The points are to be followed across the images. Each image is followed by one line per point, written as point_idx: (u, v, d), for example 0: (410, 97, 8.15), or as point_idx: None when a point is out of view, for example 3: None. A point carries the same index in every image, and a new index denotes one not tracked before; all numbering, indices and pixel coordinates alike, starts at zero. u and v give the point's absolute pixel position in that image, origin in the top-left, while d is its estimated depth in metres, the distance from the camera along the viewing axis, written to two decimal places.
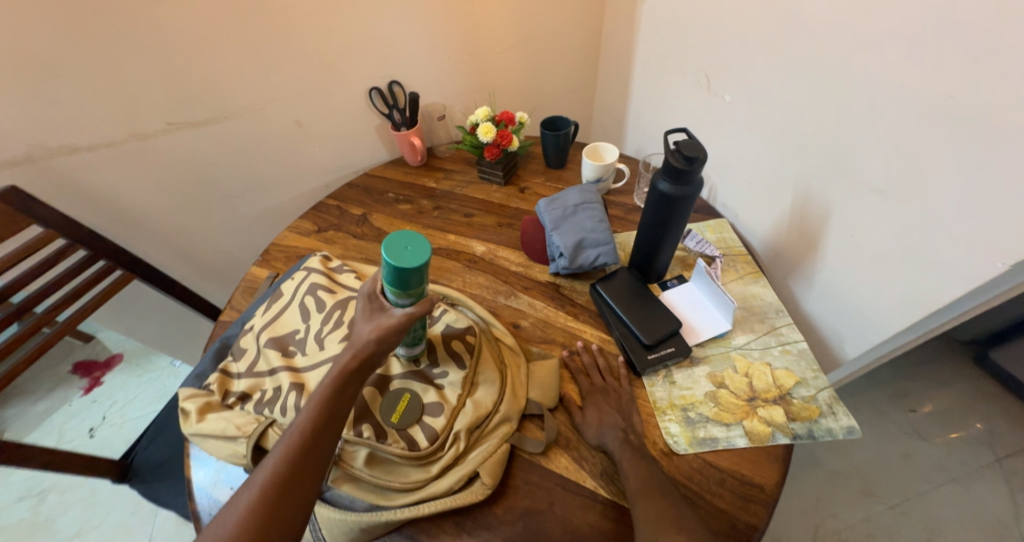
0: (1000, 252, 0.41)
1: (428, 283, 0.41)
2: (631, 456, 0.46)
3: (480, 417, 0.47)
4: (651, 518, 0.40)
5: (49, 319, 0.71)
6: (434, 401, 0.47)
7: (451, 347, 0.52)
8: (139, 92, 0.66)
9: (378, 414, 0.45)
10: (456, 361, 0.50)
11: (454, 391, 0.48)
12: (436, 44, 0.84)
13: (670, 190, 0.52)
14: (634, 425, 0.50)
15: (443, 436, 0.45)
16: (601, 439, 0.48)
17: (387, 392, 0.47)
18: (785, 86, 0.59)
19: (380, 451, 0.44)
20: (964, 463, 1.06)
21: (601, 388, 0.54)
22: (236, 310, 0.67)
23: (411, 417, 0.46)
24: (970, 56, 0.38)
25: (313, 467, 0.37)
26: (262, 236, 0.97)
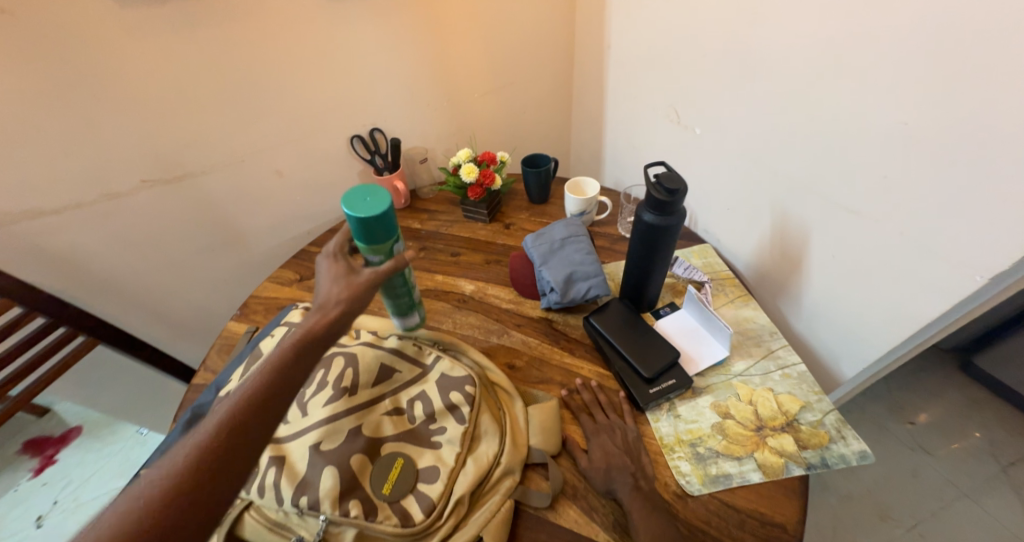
0: (976, 267, 0.43)
1: (392, 235, 0.49)
2: (643, 508, 0.43)
3: (480, 477, 0.45)
4: None
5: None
6: (430, 464, 0.45)
7: (448, 399, 0.49)
8: (113, 151, 0.65)
9: (369, 485, 0.42)
10: (454, 415, 0.48)
11: (453, 450, 0.46)
12: (416, 92, 0.87)
13: (656, 222, 0.52)
14: (644, 468, 0.48)
15: (441, 505, 0.42)
16: (609, 486, 0.46)
17: (378, 458, 0.44)
18: (752, 118, 0.62)
19: (369, 530, 0.40)
20: (970, 475, 1.05)
21: (606, 427, 0.52)
22: (212, 371, 0.62)
23: (403, 488, 0.43)
24: (926, 84, 0.42)
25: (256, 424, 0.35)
26: (241, 288, 0.93)
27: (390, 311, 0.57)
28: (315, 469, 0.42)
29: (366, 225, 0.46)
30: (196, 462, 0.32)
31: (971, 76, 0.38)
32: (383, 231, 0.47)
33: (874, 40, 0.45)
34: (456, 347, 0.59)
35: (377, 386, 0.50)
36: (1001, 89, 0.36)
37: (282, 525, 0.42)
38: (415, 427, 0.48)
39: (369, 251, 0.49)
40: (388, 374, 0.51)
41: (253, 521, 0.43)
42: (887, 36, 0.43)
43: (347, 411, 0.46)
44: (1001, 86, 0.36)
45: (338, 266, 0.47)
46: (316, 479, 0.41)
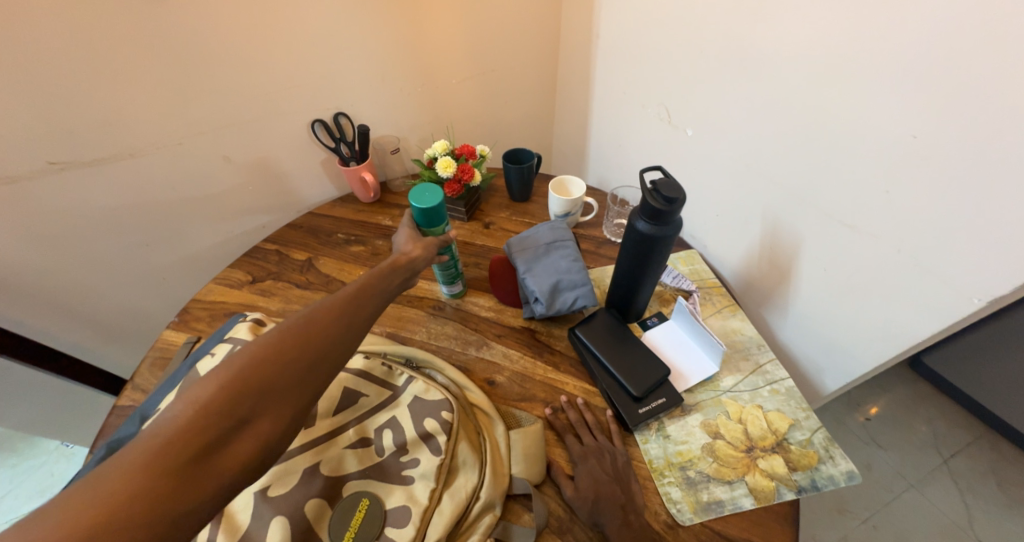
0: (973, 289, 0.41)
1: (446, 221, 0.55)
2: None
3: (459, 515, 0.41)
4: None
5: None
6: (400, 504, 0.40)
7: (423, 426, 0.44)
8: (10, 126, 0.54)
9: (327, 534, 0.37)
10: (429, 445, 0.43)
11: (426, 486, 0.41)
12: (385, 73, 0.79)
13: (649, 231, 0.49)
14: (634, 498, 0.44)
15: None
16: (595, 519, 0.42)
17: (339, 501, 0.39)
18: (746, 122, 0.59)
19: None
20: (916, 467, 1.11)
21: (594, 450, 0.48)
22: (141, 389, 0.54)
23: (369, 534, 0.38)
24: (942, 98, 0.39)
25: (336, 340, 0.35)
26: (183, 287, 0.83)
27: (440, 284, 0.63)
28: (260, 520, 0.36)
29: (427, 215, 0.52)
30: (285, 355, 0.32)
31: (987, 91, 0.36)
32: (442, 218, 0.53)
33: (881, 47, 0.42)
34: (433, 364, 0.54)
35: (338, 415, 0.44)
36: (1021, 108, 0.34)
37: None
38: (384, 459, 0.43)
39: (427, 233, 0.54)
40: (353, 399, 0.46)
41: None
42: (894, 44, 0.41)
43: (302, 447, 0.41)
44: (1016, 104, 0.34)
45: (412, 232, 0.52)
46: (262, 533, 0.36)
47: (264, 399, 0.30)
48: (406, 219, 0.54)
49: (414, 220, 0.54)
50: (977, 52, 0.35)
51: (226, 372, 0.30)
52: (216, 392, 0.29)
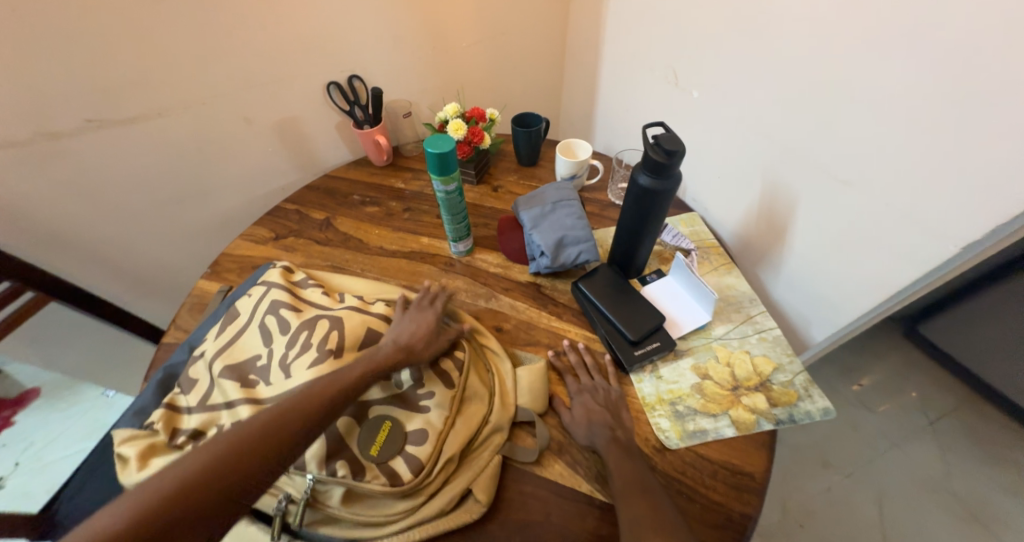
0: (952, 236, 0.44)
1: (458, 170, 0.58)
2: (620, 456, 0.45)
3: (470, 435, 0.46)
4: (639, 520, 0.39)
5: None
6: (419, 427, 0.45)
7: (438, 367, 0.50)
8: (51, 85, 0.58)
9: (356, 446, 0.43)
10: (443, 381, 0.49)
11: (440, 414, 0.46)
12: (397, 37, 0.80)
13: (650, 184, 0.52)
14: (623, 422, 0.50)
15: (429, 465, 0.43)
16: (591, 440, 0.48)
17: (364, 421, 0.45)
18: (748, 83, 0.61)
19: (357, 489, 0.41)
20: (901, 427, 1.17)
21: (589, 388, 0.53)
22: (183, 330, 0.60)
23: (391, 450, 0.44)
24: (938, 51, 0.40)
25: (266, 460, 0.36)
26: (209, 245, 0.89)
27: (450, 239, 0.67)
28: None
29: (439, 164, 0.54)
30: (209, 479, 0.34)
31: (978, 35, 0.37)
32: (454, 165, 0.56)
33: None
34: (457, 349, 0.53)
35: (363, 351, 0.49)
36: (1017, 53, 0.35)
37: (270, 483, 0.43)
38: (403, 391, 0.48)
39: (438, 182, 0.57)
40: (374, 340, 0.50)
41: None
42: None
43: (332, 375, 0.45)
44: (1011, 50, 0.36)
45: (420, 327, 0.52)
46: None
47: (176, 525, 0.32)
48: (433, 310, 0.55)
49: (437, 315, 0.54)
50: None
51: (147, 496, 0.32)
52: (126, 523, 0.31)
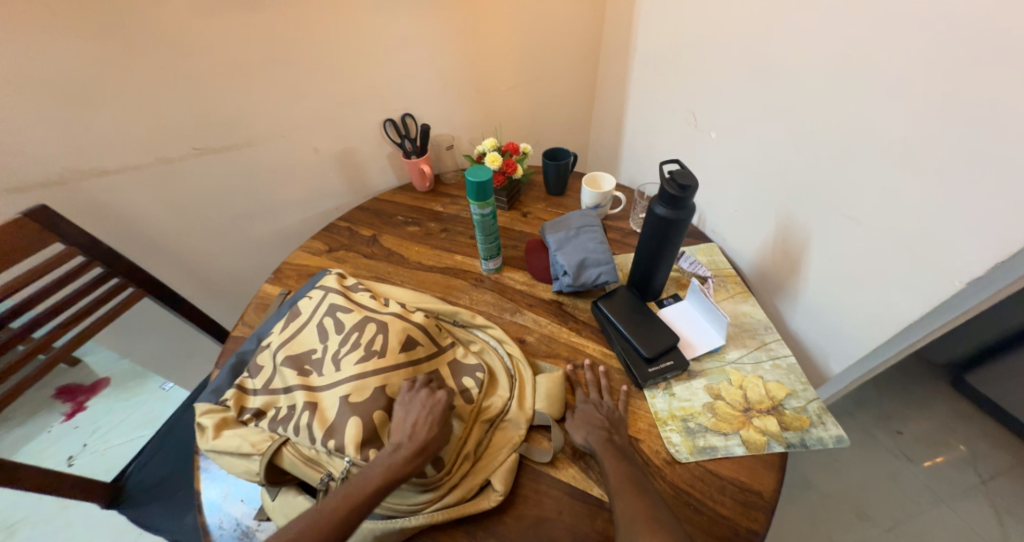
0: (958, 273, 0.47)
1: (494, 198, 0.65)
2: (615, 461, 0.48)
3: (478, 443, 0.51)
4: (630, 519, 0.43)
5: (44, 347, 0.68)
6: None
7: (462, 382, 0.55)
8: (170, 120, 0.72)
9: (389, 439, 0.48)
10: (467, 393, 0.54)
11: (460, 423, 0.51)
12: (446, 81, 0.91)
13: (667, 215, 0.57)
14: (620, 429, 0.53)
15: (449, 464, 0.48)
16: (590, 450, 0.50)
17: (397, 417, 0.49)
18: (760, 128, 0.67)
19: None
20: (952, 484, 1.06)
21: (595, 403, 0.56)
22: (249, 326, 0.68)
23: None
24: (930, 105, 0.45)
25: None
26: (270, 256, 1.01)
27: (482, 259, 0.74)
28: (343, 416, 0.48)
29: (478, 190, 0.62)
30: None
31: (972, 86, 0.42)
32: (491, 192, 0.63)
33: (884, 55, 0.48)
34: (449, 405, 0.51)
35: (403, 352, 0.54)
36: (1011, 101, 0.39)
37: (315, 460, 0.47)
38: None
39: (476, 206, 0.65)
40: (412, 344, 0.55)
41: (289, 455, 0.47)
42: (892, 54, 0.47)
43: (373, 373, 0.51)
44: (1002, 100, 0.40)
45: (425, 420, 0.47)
46: (342, 426, 0.47)
47: None
48: (441, 395, 0.50)
49: (444, 401, 0.49)
50: (968, 57, 0.41)
51: None
52: None
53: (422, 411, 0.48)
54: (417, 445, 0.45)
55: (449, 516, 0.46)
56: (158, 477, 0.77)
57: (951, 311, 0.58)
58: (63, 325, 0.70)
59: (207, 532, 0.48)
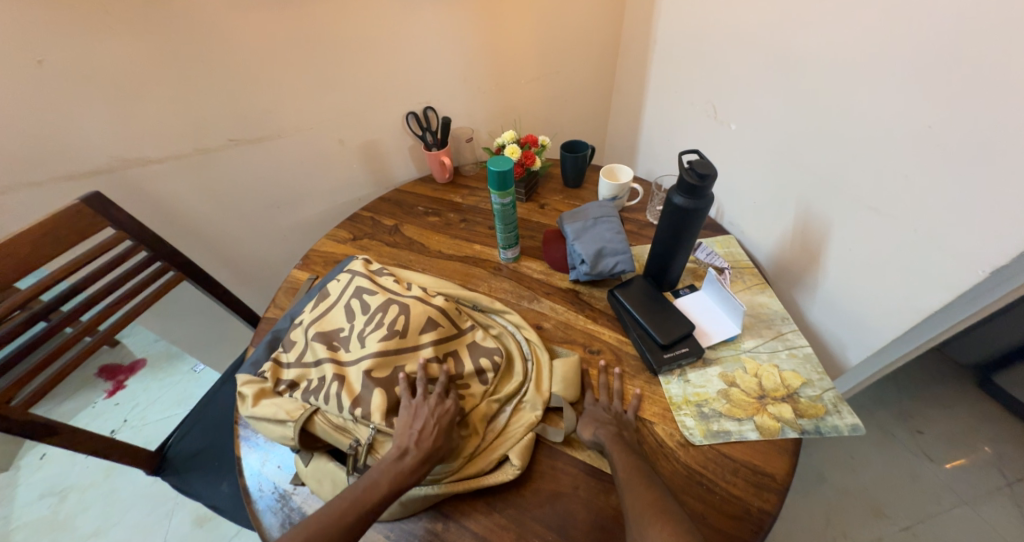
0: (978, 261, 0.47)
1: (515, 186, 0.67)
2: (621, 451, 0.49)
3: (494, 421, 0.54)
4: (643, 502, 0.44)
5: (91, 329, 0.72)
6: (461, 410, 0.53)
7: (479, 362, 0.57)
8: (209, 113, 0.77)
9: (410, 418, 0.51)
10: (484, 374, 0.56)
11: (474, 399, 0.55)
12: (466, 75, 0.93)
13: (684, 204, 0.58)
14: (627, 423, 0.54)
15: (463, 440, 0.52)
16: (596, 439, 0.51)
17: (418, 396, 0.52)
18: (778, 120, 0.67)
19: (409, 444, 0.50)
20: (974, 485, 1.03)
21: (602, 406, 0.56)
22: (280, 308, 0.72)
23: None
24: (949, 93, 0.45)
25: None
26: (297, 246, 1.06)
27: (501, 247, 0.76)
28: (367, 389, 0.51)
29: (499, 179, 0.64)
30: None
31: (994, 72, 0.41)
32: (511, 181, 0.65)
33: (910, 41, 0.48)
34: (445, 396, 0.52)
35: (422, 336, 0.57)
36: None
37: (343, 428, 0.50)
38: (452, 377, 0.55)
39: (496, 195, 0.67)
40: (432, 327, 0.58)
41: (321, 422, 0.50)
42: (917, 42, 0.47)
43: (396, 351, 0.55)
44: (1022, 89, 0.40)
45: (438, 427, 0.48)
46: (367, 398, 0.51)
47: None
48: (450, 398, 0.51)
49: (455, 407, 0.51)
50: (991, 44, 0.41)
51: None
52: None
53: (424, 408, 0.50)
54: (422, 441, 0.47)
55: (468, 487, 0.49)
56: (195, 448, 0.81)
57: (973, 303, 0.57)
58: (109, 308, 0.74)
59: (247, 493, 0.51)
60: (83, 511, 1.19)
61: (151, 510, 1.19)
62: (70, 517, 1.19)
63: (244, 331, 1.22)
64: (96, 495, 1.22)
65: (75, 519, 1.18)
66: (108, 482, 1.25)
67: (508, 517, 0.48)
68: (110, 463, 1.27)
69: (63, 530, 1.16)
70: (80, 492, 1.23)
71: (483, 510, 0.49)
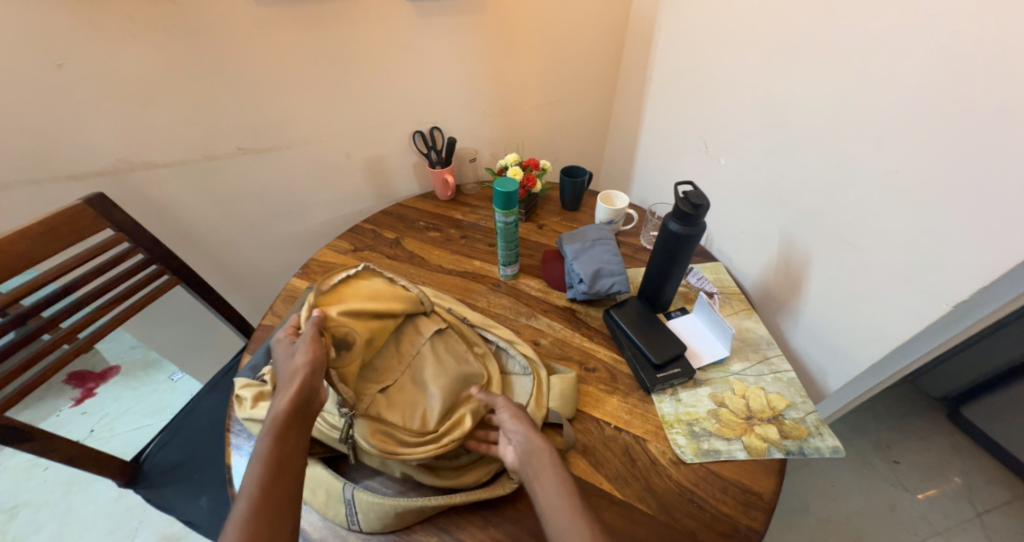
0: (944, 295, 0.51)
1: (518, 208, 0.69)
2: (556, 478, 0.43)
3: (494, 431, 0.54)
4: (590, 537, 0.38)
5: (72, 336, 0.69)
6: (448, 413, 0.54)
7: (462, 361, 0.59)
8: (221, 122, 0.78)
9: (383, 408, 0.53)
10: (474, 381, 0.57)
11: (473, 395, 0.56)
12: (473, 99, 0.98)
13: (679, 230, 0.61)
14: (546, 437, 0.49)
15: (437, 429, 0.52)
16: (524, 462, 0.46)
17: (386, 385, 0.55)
18: (764, 158, 0.72)
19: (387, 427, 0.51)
20: (947, 517, 1.05)
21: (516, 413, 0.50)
22: (277, 315, 0.72)
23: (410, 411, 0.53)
24: (917, 144, 0.51)
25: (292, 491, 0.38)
26: (294, 255, 1.06)
27: (501, 264, 0.78)
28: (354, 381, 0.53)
29: (504, 200, 0.67)
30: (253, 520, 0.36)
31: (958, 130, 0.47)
32: (516, 202, 0.68)
33: (884, 94, 0.53)
34: (342, 345, 0.53)
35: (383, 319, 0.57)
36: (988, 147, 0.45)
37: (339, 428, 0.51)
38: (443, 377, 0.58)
39: (500, 214, 0.69)
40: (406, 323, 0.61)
41: (317, 423, 0.52)
42: (892, 97, 0.52)
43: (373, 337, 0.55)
44: (980, 147, 0.45)
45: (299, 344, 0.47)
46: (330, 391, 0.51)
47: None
48: (309, 325, 0.50)
49: (313, 327, 0.49)
50: (953, 103, 0.47)
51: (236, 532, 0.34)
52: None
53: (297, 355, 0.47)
54: (300, 385, 0.44)
55: (471, 499, 0.49)
56: (175, 459, 0.79)
57: (940, 336, 0.62)
58: (97, 312, 0.72)
59: None
60: (37, 529, 1.12)
61: (114, 527, 1.13)
62: (21, 536, 1.11)
63: (230, 340, 1.20)
64: (54, 512, 1.15)
65: (27, 538, 1.11)
66: (69, 498, 1.18)
67: (503, 531, 0.48)
68: (73, 476, 1.21)
69: None
70: (36, 508, 1.16)
71: (479, 524, 0.49)
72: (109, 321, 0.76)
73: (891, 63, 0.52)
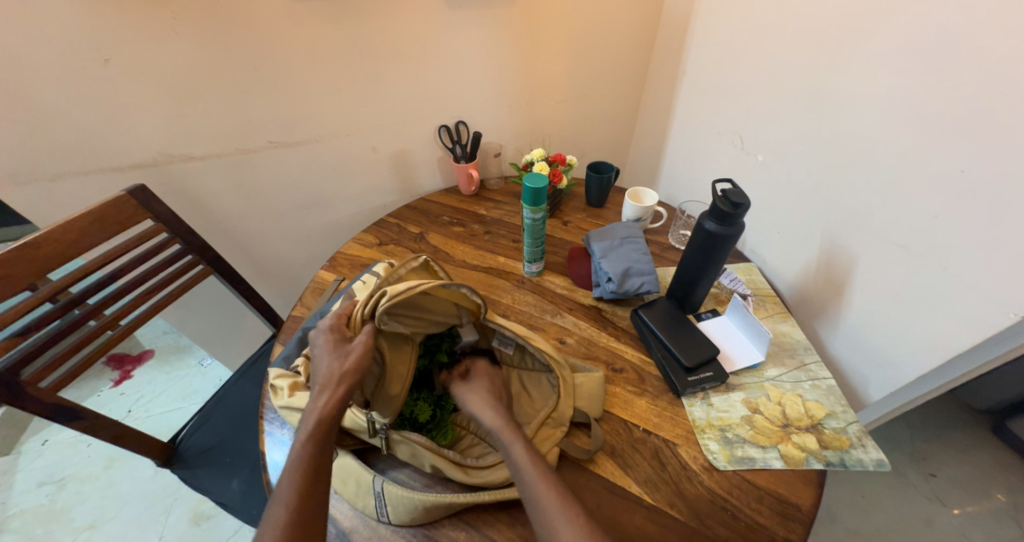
0: (1008, 304, 0.48)
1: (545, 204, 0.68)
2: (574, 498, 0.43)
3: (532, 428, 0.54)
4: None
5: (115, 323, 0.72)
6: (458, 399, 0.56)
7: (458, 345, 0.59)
8: (254, 116, 0.80)
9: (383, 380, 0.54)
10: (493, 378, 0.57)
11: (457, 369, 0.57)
12: (500, 93, 0.97)
13: (715, 229, 0.59)
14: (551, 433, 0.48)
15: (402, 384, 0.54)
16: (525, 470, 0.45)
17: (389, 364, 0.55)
18: (804, 155, 0.69)
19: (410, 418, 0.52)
20: (989, 535, 1.00)
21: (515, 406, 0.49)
22: (306, 306, 0.73)
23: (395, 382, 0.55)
24: (982, 140, 0.47)
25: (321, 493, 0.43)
26: (319, 248, 1.08)
27: (527, 262, 0.77)
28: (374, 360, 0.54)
29: (532, 196, 0.65)
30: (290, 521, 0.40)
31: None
32: (544, 197, 0.66)
33: (944, 90, 0.50)
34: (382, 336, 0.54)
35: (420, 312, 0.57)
36: None
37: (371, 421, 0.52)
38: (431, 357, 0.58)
39: (527, 210, 0.68)
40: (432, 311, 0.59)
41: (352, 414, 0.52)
42: (955, 91, 0.49)
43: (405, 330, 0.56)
44: None
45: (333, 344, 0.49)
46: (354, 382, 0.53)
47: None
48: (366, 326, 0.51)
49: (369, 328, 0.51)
50: (1019, 99, 0.43)
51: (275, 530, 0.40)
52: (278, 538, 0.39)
53: (337, 361, 0.48)
54: (333, 396, 0.46)
55: (497, 498, 0.48)
56: (207, 443, 0.81)
57: (997, 346, 0.57)
58: (138, 299, 0.74)
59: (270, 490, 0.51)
60: (79, 503, 1.18)
61: (149, 505, 1.17)
62: (66, 507, 1.17)
63: (257, 329, 1.23)
64: (94, 487, 1.21)
65: (71, 510, 1.17)
66: (108, 474, 1.23)
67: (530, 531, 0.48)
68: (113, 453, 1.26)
69: (58, 520, 1.14)
70: (79, 482, 1.22)
71: (506, 522, 0.48)
72: (149, 309, 0.79)
73: (954, 55, 0.48)
